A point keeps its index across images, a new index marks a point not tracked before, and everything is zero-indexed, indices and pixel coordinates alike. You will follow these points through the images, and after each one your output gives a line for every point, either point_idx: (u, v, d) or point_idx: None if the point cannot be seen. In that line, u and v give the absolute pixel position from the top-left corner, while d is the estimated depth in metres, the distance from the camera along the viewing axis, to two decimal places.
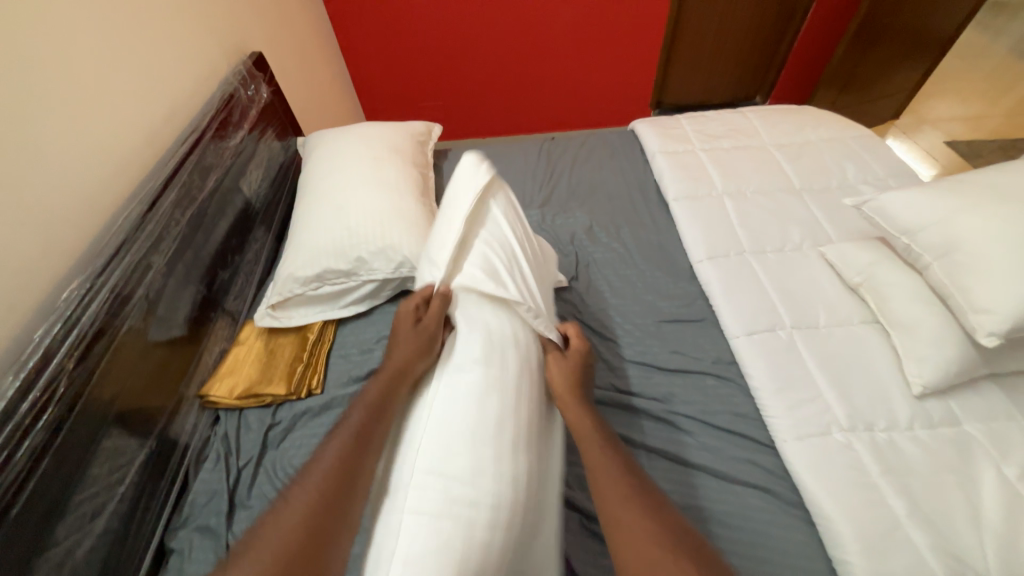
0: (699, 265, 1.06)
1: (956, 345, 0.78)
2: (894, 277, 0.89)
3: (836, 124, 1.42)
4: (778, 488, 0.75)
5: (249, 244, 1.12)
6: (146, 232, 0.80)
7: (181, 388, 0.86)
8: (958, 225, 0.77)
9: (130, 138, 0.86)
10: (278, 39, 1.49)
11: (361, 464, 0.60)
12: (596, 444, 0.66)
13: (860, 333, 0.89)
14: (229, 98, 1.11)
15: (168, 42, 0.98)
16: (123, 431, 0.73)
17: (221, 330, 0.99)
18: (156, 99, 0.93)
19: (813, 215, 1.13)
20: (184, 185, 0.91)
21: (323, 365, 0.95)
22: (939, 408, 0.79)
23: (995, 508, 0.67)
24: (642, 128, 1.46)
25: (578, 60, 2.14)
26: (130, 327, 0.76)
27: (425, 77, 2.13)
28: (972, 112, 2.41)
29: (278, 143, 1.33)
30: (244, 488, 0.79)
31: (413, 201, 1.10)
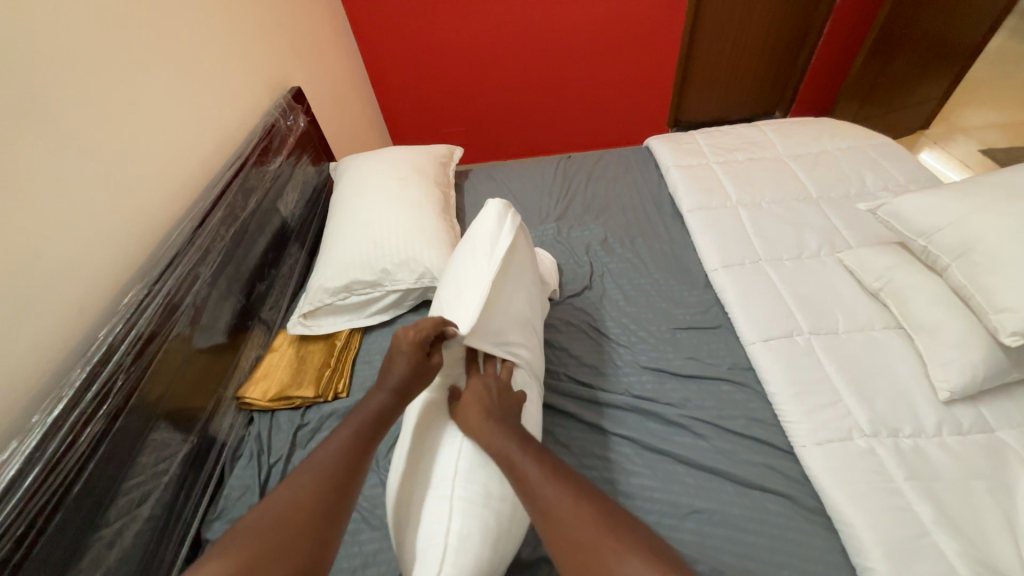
0: (714, 273, 1.07)
1: (982, 348, 0.76)
2: (915, 281, 0.88)
3: (855, 134, 1.41)
4: (797, 494, 0.74)
5: (284, 259, 1.21)
6: (196, 246, 0.89)
7: (219, 390, 0.92)
8: (975, 225, 0.77)
9: (185, 164, 0.96)
10: (315, 75, 1.63)
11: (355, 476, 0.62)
12: None
13: (881, 338, 0.88)
14: (270, 127, 1.23)
15: (220, 81, 1.11)
16: (169, 426, 0.80)
17: (257, 337, 1.06)
18: (208, 130, 1.04)
19: (831, 223, 1.12)
20: (229, 205, 1.01)
21: (349, 370, 1.01)
22: (968, 414, 0.76)
23: None
24: (656, 144, 1.50)
25: (594, 83, 2.22)
26: (179, 331, 0.84)
27: (449, 105, 2.26)
28: (1009, 119, 2.33)
29: (312, 168, 1.44)
30: (274, 484, 0.84)
31: (435, 217, 1.17)
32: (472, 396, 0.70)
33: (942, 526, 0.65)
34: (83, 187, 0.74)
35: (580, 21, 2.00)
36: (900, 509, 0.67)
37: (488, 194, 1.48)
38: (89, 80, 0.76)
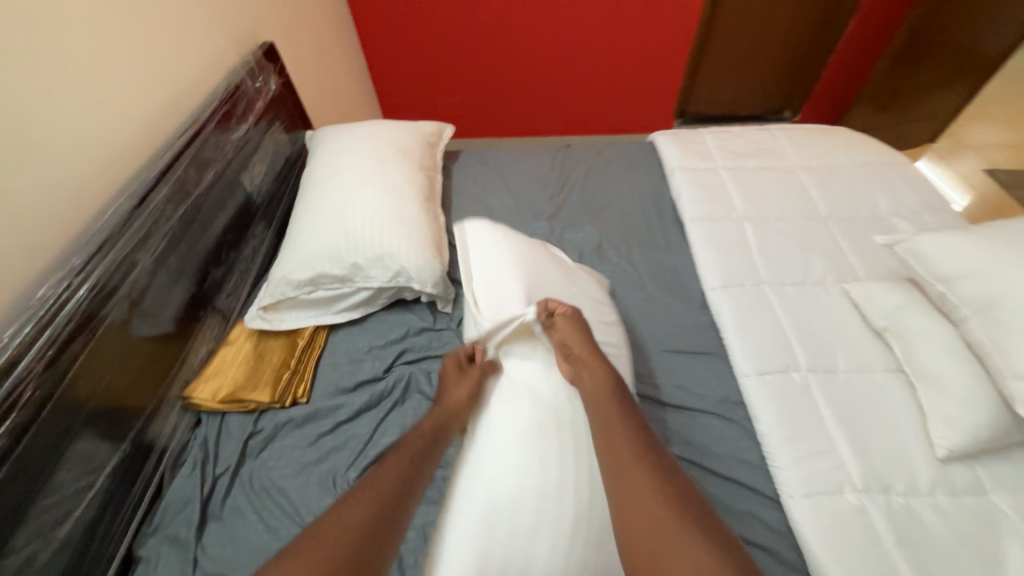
0: (712, 294, 1.00)
1: (989, 408, 0.72)
2: (924, 325, 0.82)
3: (871, 149, 1.33)
4: (781, 548, 0.70)
5: (247, 240, 1.09)
6: (134, 228, 0.77)
7: (161, 390, 0.83)
8: (999, 278, 0.70)
9: (125, 129, 0.83)
10: (294, 30, 1.46)
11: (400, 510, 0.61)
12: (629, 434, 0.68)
13: (881, 383, 0.83)
14: (234, 89, 1.08)
15: (176, 32, 0.95)
16: (95, 434, 0.70)
17: (210, 328, 0.96)
18: (156, 91, 0.90)
19: (838, 247, 1.06)
20: (178, 179, 0.88)
21: (311, 373, 0.92)
22: (964, 474, 0.72)
23: None
24: (662, 141, 1.40)
25: (602, 64, 2.07)
26: (109, 327, 0.73)
27: (444, 74, 2.09)
28: (1017, 139, 2.28)
29: (286, 136, 1.30)
30: (218, 499, 0.77)
31: (417, 208, 1.05)
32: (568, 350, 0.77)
33: None
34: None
35: None
36: None
37: (478, 182, 1.36)
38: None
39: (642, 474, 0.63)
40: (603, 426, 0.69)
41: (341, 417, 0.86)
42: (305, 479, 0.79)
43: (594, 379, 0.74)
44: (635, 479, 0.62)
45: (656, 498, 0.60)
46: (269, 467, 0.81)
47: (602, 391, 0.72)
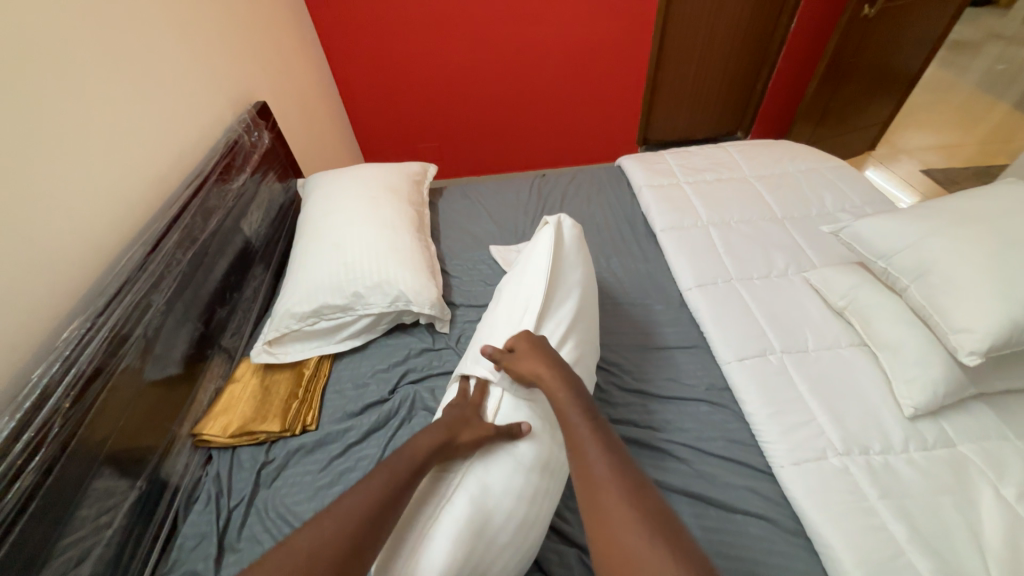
0: (688, 292, 1.09)
1: (941, 365, 0.80)
2: (876, 300, 0.92)
3: (813, 156, 1.49)
4: (778, 516, 0.75)
5: (247, 281, 1.15)
6: (148, 272, 0.83)
7: (173, 427, 0.85)
8: (926, 248, 0.80)
9: (134, 185, 0.90)
10: (282, 90, 1.58)
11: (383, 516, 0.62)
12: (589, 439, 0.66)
13: (848, 356, 0.91)
14: (233, 144, 1.17)
15: (178, 98, 1.05)
16: (114, 471, 0.72)
17: (217, 367, 0.99)
18: (161, 149, 0.98)
19: (794, 242, 1.17)
20: (186, 227, 0.94)
21: (318, 401, 0.95)
22: (932, 429, 0.79)
23: (996, 531, 0.67)
24: (628, 163, 1.53)
25: (567, 102, 2.26)
26: (127, 366, 0.76)
27: (422, 121, 2.24)
28: (946, 141, 2.53)
29: (279, 185, 1.38)
30: (235, 530, 0.78)
31: (409, 238, 1.13)
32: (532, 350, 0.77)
33: (915, 544, 0.67)
34: (1, 205, 0.65)
35: (550, 41, 2.04)
36: (874, 529, 0.69)
37: (462, 213, 1.46)
38: (9, 82, 0.68)
39: (607, 478, 0.61)
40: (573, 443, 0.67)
41: (351, 439, 0.89)
42: (320, 502, 0.81)
43: (546, 374, 0.73)
44: (604, 484, 0.61)
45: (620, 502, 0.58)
46: (282, 493, 0.82)
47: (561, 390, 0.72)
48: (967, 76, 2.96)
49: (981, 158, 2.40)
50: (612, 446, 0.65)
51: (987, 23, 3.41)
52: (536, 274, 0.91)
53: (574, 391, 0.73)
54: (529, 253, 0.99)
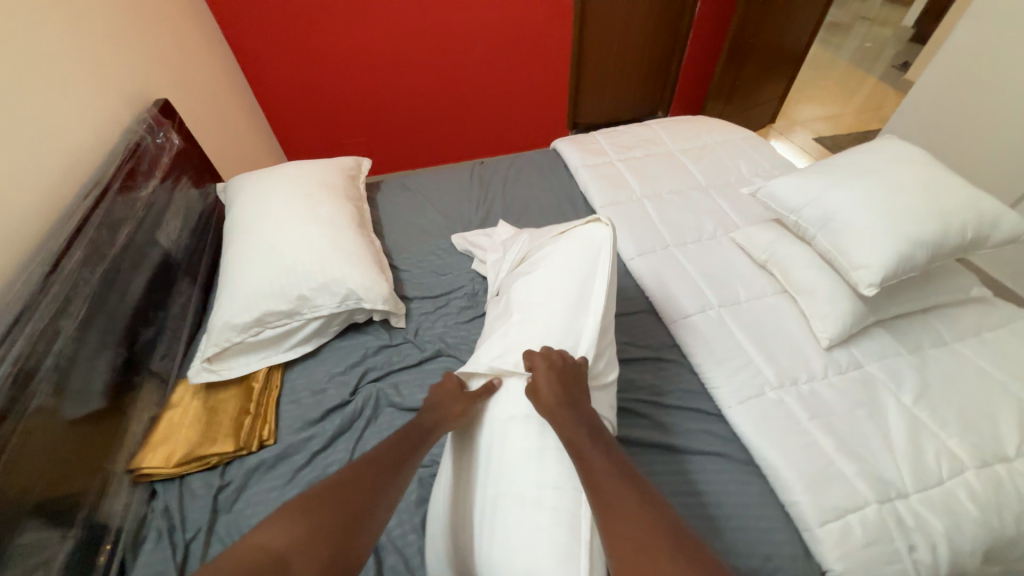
0: (632, 262, 1.15)
1: (847, 299, 0.92)
2: (791, 250, 1.04)
3: (726, 129, 1.62)
4: (731, 451, 0.83)
5: (173, 298, 1.04)
6: (53, 295, 0.73)
7: (106, 465, 0.76)
8: (826, 199, 0.91)
9: (19, 197, 0.78)
10: (185, 87, 1.44)
11: (388, 482, 0.66)
12: (605, 466, 0.64)
13: (773, 302, 1.02)
14: (135, 146, 1.04)
15: (63, 97, 0.92)
16: (41, 522, 0.63)
17: (150, 394, 0.89)
18: (49, 155, 0.86)
19: (719, 206, 1.28)
20: (91, 242, 0.83)
21: (274, 414, 0.90)
22: (844, 356, 0.91)
23: (900, 431, 0.80)
24: (563, 146, 1.58)
25: (497, 89, 2.27)
26: (41, 402, 0.67)
27: (348, 115, 2.14)
28: (830, 112, 2.87)
29: (195, 191, 1.26)
30: (196, 562, 0.72)
31: (352, 234, 1.08)
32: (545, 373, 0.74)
33: (841, 453, 0.77)
34: None
35: (474, 28, 2.02)
36: (810, 446, 0.78)
37: (405, 206, 1.43)
38: None
39: (619, 488, 0.61)
40: (587, 470, 0.64)
41: (315, 447, 0.85)
42: None
43: (557, 402, 0.71)
44: (615, 496, 0.60)
45: (646, 533, 0.56)
46: (247, 515, 0.77)
47: (569, 417, 0.70)
48: (842, 54, 3.37)
49: (860, 125, 2.75)
50: (629, 474, 0.64)
51: (854, 7, 3.88)
52: (591, 288, 0.87)
53: (569, 406, 0.71)
54: (564, 251, 0.93)
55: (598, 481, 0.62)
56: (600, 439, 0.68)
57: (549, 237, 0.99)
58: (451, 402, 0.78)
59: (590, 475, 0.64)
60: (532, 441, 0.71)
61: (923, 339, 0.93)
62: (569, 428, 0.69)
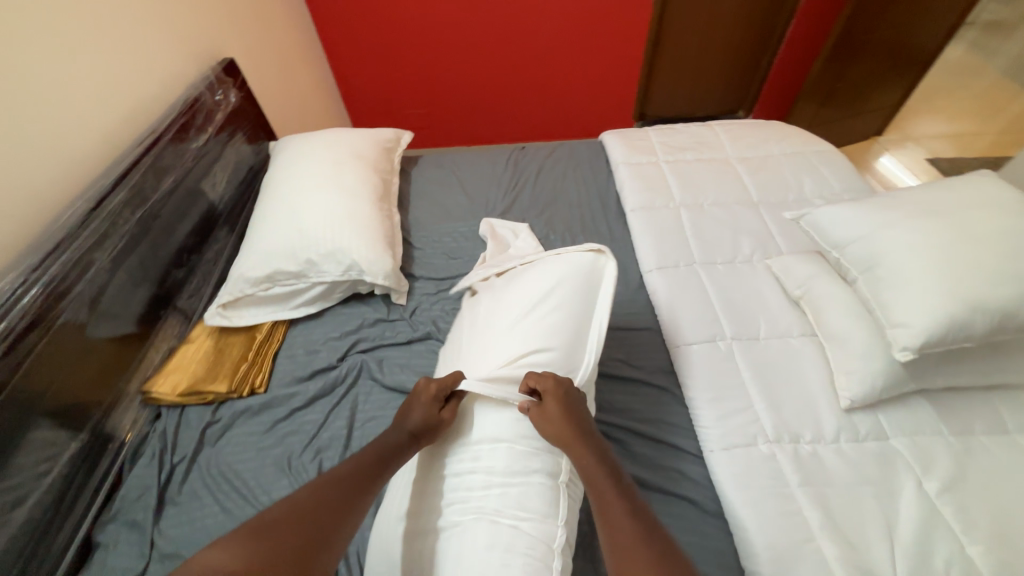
0: (648, 275, 1.07)
1: (883, 358, 0.79)
2: (830, 290, 0.90)
3: (801, 139, 1.43)
4: (702, 498, 0.76)
5: (209, 244, 1.14)
6: (91, 229, 0.83)
7: (121, 384, 0.87)
8: (879, 240, 0.79)
9: (80, 138, 0.88)
10: (256, 47, 1.53)
11: (341, 525, 0.58)
12: (620, 506, 0.61)
13: (796, 345, 0.90)
14: (193, 101, 1.13)
15: (134, 50, 1.01)
16: (54, 423, 0.74)
17: (171, 328, 1.00)
18: (114, 103, 0.96)
19: (765, 227, 1.14)
20: (136, 185, 0.93)
21: (269, 364, 0.97)
22: (866, 421, 0.79)
23: (910, 522, 0.68)
24: (609, 139, 1.48)
25: (562, 71, 2.17)
26: (68, 320, 0.77)
27: (410, 86, 2.18)
28: (956, 130, 2.43)
29: (248, 147, 1.36)
30: (176, 484, 0.81)
31: (369, 207, 1.11)
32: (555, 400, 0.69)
33: (825, 531, 0.68)
34: None
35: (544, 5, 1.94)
36: (790, 514, 0.70)
37: (436, 183, 1.43)
38: None
39: (638, 535, 0.57)
40: (602, 510, 0.61)
41: (296, 404, 0.90)
42: (259, 462, 0.83)
43: (568, 432, 0.67)
44: (630, 544, 0.56)
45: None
46: (225, 454, 0.85)
47: (585, 451, 0.66)
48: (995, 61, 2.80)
49: (991, 150, 2.30)
50: (645, 516, 0.60)
51: None
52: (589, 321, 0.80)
53: (585, 440, 0.67)
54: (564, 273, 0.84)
55: (613, 523, 0.59)
56: (613, 475, 0.65)
57: (551, 254, 0.89)
58: (425, 427, 0.72)
59: (606, 515, 0.60)
60: (502, 467, 0.67)
61: (975, 421, 0.78)
62: (581, 460, 0.66)
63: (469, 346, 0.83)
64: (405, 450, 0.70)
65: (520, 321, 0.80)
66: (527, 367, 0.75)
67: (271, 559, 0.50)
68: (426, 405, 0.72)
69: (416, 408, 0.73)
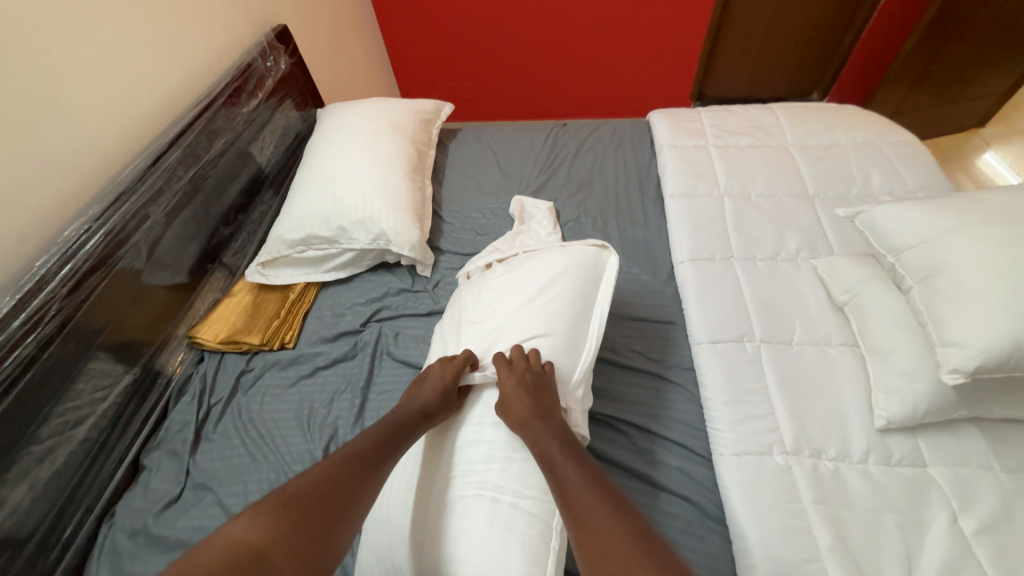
0: (679, 266, 1.01)
1: (931, 379, 0.71)
2: (881, 299, 0.82)
3: (877, 127, 1.28)
4: (704, 501, 0.74)
5: (255, 205, 1.21)
6: (147, 185, 0.90)
7: (170, 328, 0.95)
8: (945, 247, 0.70)
9: (142, 99, 0.95)
10: (308, 14, 1.56)
11: (357, 499, 0.60)
12: (584, 492, 0.59)
13: (834, 354, 0.83)
14: (246, 67, 1.18)
15: (193, 16, 1.07)
16: (111, 357, 0.83)
17: (217, 280, 1.08)
18: (174, 67, 1.02)
19: (818, 224, 1.04)
20: (189, 145, 1.00)
21: (299, 322, 1.03)
22: (902, 445, 0.72)
23: (935, 558, 0.62)
24: (656, 118, 1.39)
25: (617, 43, 2.05)
26: (125, 267, 0.86)
27: (458, 57, 2.15)
28: None
29: (296, 114, 1.41)
30: (211, 423, 0.89)
31: (401, 178, 1.13)
32: (514, 383, 0.69)
33: (835, 554, 0.63)
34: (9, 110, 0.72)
35: None
36: (798, 531, 0.66)
37: (471, 157, 1.43)
38: None
39: (603, 523, 0.55)
40: (563, 496, 0.59)
41: (320, 363, 0.96)
42: (283, 412, 0.90)
43: (528, 415, 0.66)
44: (593, 530, 0.55)
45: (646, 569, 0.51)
46: (255, 401, 0.92)
47: (545, 435, 0.65)
48: None
49: None
50: (617, 505, 0.58)
51: None
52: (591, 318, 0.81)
53: (543, 417, 0.67)
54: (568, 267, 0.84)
55: (576, 510, 0.58)
56: (579, 462, 0.63)
57: (554, 248, 0.89)
58: (437, 404, 0.71)
59: (567, 502, 0.59)
60: (505, 445, 0.67)
61: None
62: (540, 443, 0.65)
63: (472, 330, 0.82)
64: (417, 428, 0.70)
65: (525, 309, 0.80)
66: (534, 352, 0.76)
67: (291, 534, 0.53)
68: (440, 384, 0.72)
69: (428, 386, 0.73)
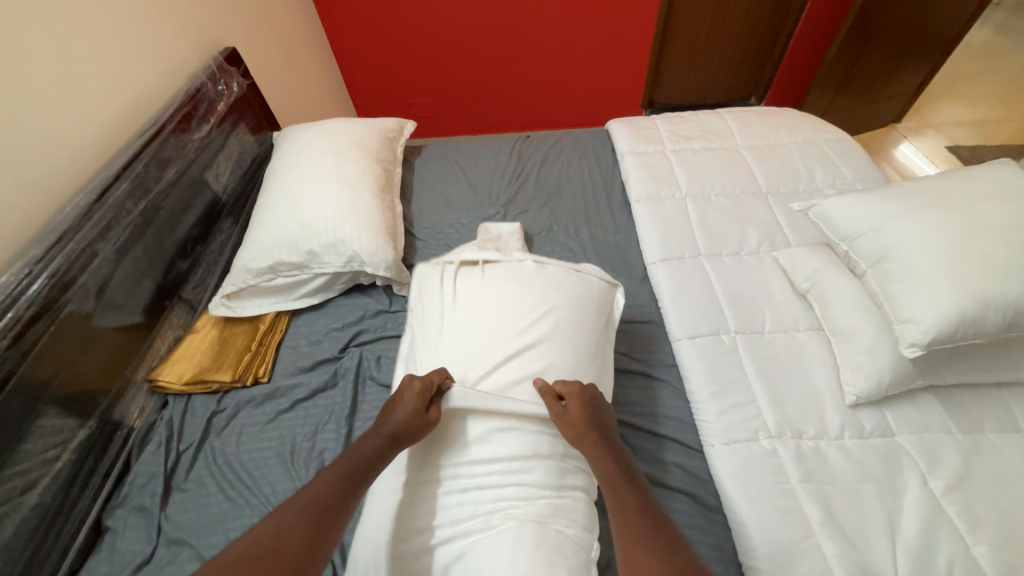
0: (652, 267, 1.05)
1: (890, 354, 0.77)
2: (838, 284, 0.88)
3: (814, 127, 1.39)
4: (701, 492, 0.76)
5: (214, 235, 1.14)
6: (93, 222, 0.84)
7: (128, 372, 0.88)
8: (890, 233, 0.77)
9: (83, 130, 0.89)
10: (257, 35, 1.52)
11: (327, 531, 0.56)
12: (640, 516, 0.59)
13: (802, 339, 0.88)
14: (195, 92, 1.13)
15: (135, 41, 1.01)
16: (62, 411, 0.76)
17: (177, 317, 1.01)
18: (116, 95, 0.96)
19: (774, 219, 1.11)
20: (138, 176, 0.94)
21: (272, 355, 0.98)
22: (871, 418, 0.78)
23: (914, 519, 0.67)
24: (615, 127, 1.45)
25: (569, 57, 2.12)
26: (74, 311, 0.79)
27: (414, 74, 2.15)
28: (979, 116, 2.34)
29: (252, 137, 1.35)
30: (182, 472, 0.83)
31: (371, 198, 1.11)
32: (579, 405, 0.69)
33: (826, 528, 0.67)
34: None
35: None
36: (791, 510, 0.69)
37: (438, 173, 1.42)
38: None
39: (660, 544, 0.56)
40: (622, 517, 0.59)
41: (299, 395, 0.91)
42: (262, 451, 0.85)
43: (588, 437, 0.67)
44: (653, 552, 0.55)
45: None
46: (230, 442, 0.86)
47: (604, 456, 0.66)
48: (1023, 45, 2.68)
49: (1015, 138, 2.22)
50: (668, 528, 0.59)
51: None
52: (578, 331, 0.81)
53: (608, 440, 0.68)
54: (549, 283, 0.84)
55: (633, 533, 0.57)
56: (636, 486, 0.64)
57: (563, 267, 0.88)
58: (408, 429, 0.67)
59: (626, 523, 0.59)
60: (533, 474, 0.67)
61: (985, 419, 0.76)
62: (600, 466, 0.65)
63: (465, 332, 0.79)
64: (387, 454, 0.66)
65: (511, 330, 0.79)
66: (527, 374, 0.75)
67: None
68: (411, 405, 0.68)
69: (399, 409, 0.68)
